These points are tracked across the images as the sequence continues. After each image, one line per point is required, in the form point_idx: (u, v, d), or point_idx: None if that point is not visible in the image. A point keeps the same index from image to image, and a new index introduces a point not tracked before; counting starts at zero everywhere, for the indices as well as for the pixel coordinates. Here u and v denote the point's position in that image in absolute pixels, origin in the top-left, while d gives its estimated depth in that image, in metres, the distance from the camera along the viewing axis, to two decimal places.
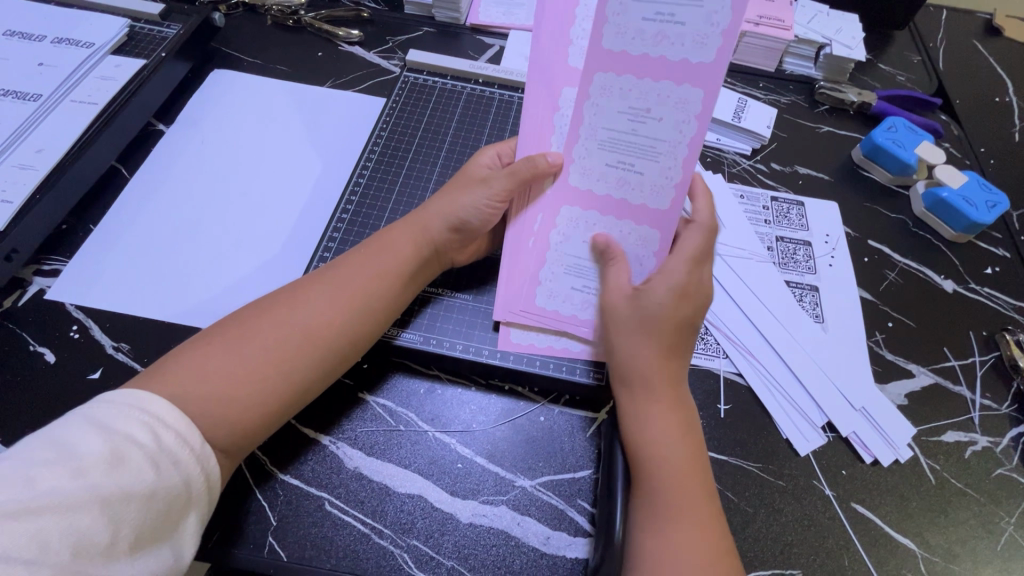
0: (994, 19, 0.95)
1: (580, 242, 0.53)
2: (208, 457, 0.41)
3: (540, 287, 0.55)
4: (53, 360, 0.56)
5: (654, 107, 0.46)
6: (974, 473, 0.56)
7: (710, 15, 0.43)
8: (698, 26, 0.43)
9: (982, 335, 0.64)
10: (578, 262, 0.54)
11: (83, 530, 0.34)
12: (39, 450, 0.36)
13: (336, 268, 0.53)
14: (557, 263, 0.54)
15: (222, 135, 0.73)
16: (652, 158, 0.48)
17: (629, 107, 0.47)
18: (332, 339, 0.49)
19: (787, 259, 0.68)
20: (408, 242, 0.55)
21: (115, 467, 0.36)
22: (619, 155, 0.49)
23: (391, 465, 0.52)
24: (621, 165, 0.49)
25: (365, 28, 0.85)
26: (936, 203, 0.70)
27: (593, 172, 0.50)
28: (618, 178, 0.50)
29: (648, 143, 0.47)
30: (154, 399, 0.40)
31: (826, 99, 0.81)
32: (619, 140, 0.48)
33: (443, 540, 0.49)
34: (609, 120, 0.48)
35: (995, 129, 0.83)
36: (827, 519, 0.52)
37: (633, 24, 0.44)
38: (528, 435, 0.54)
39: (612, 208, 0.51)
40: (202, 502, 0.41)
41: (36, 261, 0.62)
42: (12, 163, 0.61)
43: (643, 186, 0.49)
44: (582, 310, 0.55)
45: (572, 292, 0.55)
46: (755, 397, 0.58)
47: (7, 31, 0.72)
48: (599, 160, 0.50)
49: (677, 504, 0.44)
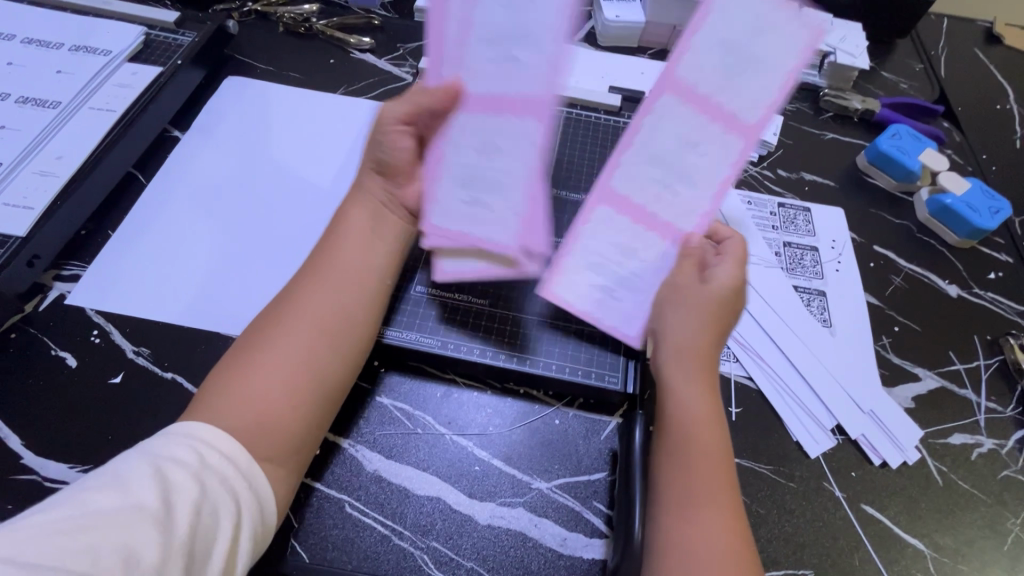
0: (994, 28, 0.97)
1: (466, 149, 0.49)
2: (254, 469, 0.42)
3: (437, 200, 0.52)
4: (75, 365, 0.57)
5: (700, 142, 0.48)
6: (980, 475, 0.57)
7: (765, 85, 0.45)
8: (755, 90, 0.45)
9: (986, 339, 0.65)
10: (466, 170, 0.50)
11: (135, 545, 0.35)
12: (95, 479, 0.38)
13: (312, 263, 0.53)
14: (448, 172, 0.50)
15: (237, 141, 0.74)
16: (688, 185, 0.50)
17: (678, 134, 0.49)
18: (335, 325, 0.49)
19: (795, 264, 0.69)
20: (364, 214, 0.54)
21: (163, 483, 0.38)
22: (495, 51, 0.46)
23: (410, 467, 0.53)
24: (502, 58, 0.46)
25: (376, 36, 0.87)
26: (939, 209, 0.71)
27: (476, 72, 0.47)
28: (655, 193, 0.51)
29: (686, 171, 0.50)
30: (199, 430, 0.42)
31: (830, 106, 0.83)
32: (498, 33, 0.45)
33: (462, 541, 0.50)
34: (487, 14, 0.45)
35: (996, 136, 0.84)
36: (837, 520, 0.54)
37: (704, 67, 0.46)
38: (544, 438, 0.55)
39: (512, 104, 0.47)
40: (252, 516, 0.41)
41: (56, 266, 0.63)
42: (33, 170, 0.62)
43: (676, 207, 0.51)
44: (466, 223, 0.52)
45: (462, 205, 0.51)
46: (765, 400, 0.59)
47: (24, 38, 0.73)
48: (642, 169, 0.51)
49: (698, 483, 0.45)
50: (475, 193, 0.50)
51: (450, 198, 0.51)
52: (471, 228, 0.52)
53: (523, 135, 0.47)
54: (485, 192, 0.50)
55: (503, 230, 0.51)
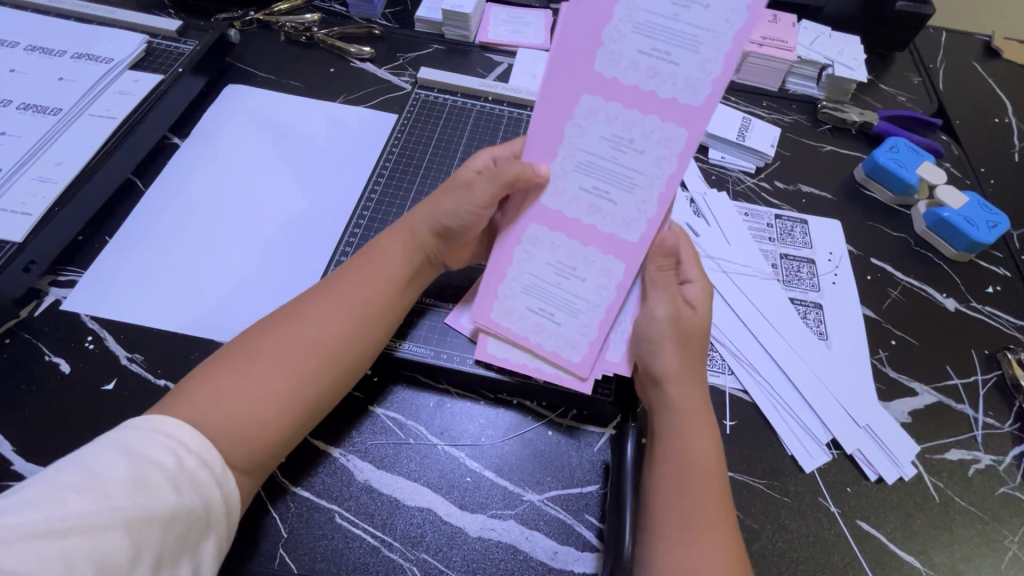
0: (993, 41, 0.97)
1: (544, 263, 0.53)
2: (229, 481, 0.42)
3: (498, 303, 0.55)
4: (68, 371, 0.57)
5: (577, 267, 0.52)
6: (978, 491, 0.56)
7: (640, 203, 0.49)
8: (627, 209, 0.49)
9: (983, 354, 0.65)
10: (539, 285, 0.54)
11: (106, 552, 0.35)
12: (64, 475, 0.37)
13: (331, 280, 0.54)
14: (516, 280, 0.54)
15: (237, 147, 0.75)
16: (571, 313, 0.53)
17: (554, 261, 0.53)
18: (336, 349, 0.49)
19: (792, 276, 0.69)
20: (400, 248, 0.56)
21: (138, 489, 0.37)
22: (594, 181, 0.49)
23: (401, 477, 0.53)
24: (595, 191, 0.50)
25: (377, 45, 0.87)
26: (937, 223, 0.71)
27: (567, 194, 0.50)
28: (538, 322, 0.55)
29: (570, 299, 0.53)
30: (177, 424, 0.41)
31: (828, 119, 0.83)
32: (597, 166, 0.49)
33: (452, 553, 0.50)
34: (588, 143, 0.48)
35: (994, 150, 0.84)
36: (832, 536, 0.53)
37: (571, 191, 0.50)
38: (537, 449, 0.55)
39: (584, 234, 0.51)
40: (221, 525, 0.41)
41: (51, 272, 0.63)
42: (32, 176, 0.62)
43: (560, 335, 0.54)
44: (533, 332, 0.55)
45: (526, 313, 0.55)
46: (760, 414, 0.59)
47: (28, 46, 0.73)
48: (521, 301, 0.55)
49: (696, 508, 0.45)
50: (543, 305, 0.54)
51: (514, 305, 0.55)
52: (540, 341, 0.55)
53: (604, 268, 0.52)
54: (554, 307, 0.54)
55: (573, 350, 0.54)
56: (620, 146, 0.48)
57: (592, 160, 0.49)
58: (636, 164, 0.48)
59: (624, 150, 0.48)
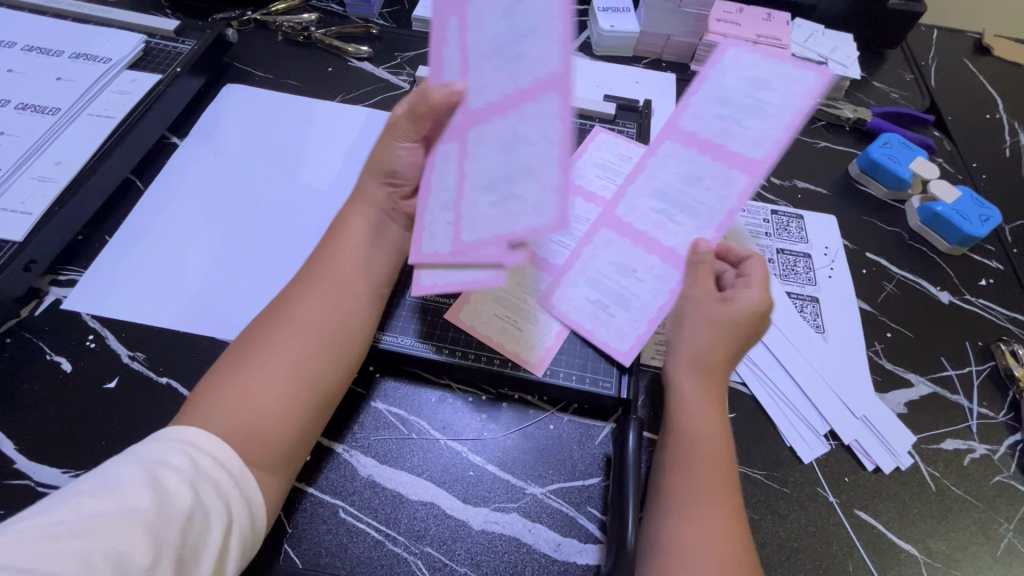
0: (984, 38, 0.98)
1: (608, 261, 0.57)
2: (248, 481, 0.42)
3: (557, 293, 0.59)
4: (70, 370, 0.57)
5: (638, 270, 0.55)
6: (974, 479, 0.57)
7: (699, 228, 0.52)
8: (687, 231, 0.52)
9: (978, 346, 0.66)
10: (495, 180, 0.46)
11: (126, 549, 0.34)
12: (85, 485, 0.38)
13: (306, 267, 0.54)
14: (580, 274, 0.58)
15: (236, 145, 0.75)
16: (625, 309, 0.56)
17: (620, 261, 0.56)
18: (327, 330, 0.50)
19: (788, 271, 0.69)
20: (361, 220, 0.56)
21: (155, 489, 0.37)
22: (664, 203, 0.54)
23: (403, 472, 0.53)
24: (662, 211, 0.54)
25: (374, 44, 0.88)
26: (930, 216, 0.72)
27: (638, 210, 0.56)
28: (594, 317, 0.57)
29: (627, 295, 0.56)
30: (185, 430, 0.42)
31: (822, 115, 0.84)
32: (670, 193, 0.54)
33: (455, 547, 0.50)
34: (664, 173, 0.54)
35: (985, 145, 0.85)
36: (831, 526, 0.54)
37: (644, 210, 0.56)
38: (539, 443, 0.56)
39: (519, 100, 0.44)
40: (243, 525, 0.41)
41: (52, 271, 0.63)
42: (31, 176, 0.62)
43: (611, 326, 0.56)
44: (587, 320, 0.57)
45: (585, 304, 0.58)
46: (759, 406, 0.60)
47: (24, 46, 0.73)
48: (580, 293, 0.58)
49: (703, 483, 0.46)
50: (602, 300, 0.57)
51: (437, 227, 0.50)
52: (592, 330, 0.57)
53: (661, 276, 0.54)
54: (609, 300, 0.57)
55: (621, 340, 0.56)
56: (690, 181, 0.52)
57: (665, 189, 0.54)
58: (703, 198, 0.51)
59: (693, 184, 0.52)
